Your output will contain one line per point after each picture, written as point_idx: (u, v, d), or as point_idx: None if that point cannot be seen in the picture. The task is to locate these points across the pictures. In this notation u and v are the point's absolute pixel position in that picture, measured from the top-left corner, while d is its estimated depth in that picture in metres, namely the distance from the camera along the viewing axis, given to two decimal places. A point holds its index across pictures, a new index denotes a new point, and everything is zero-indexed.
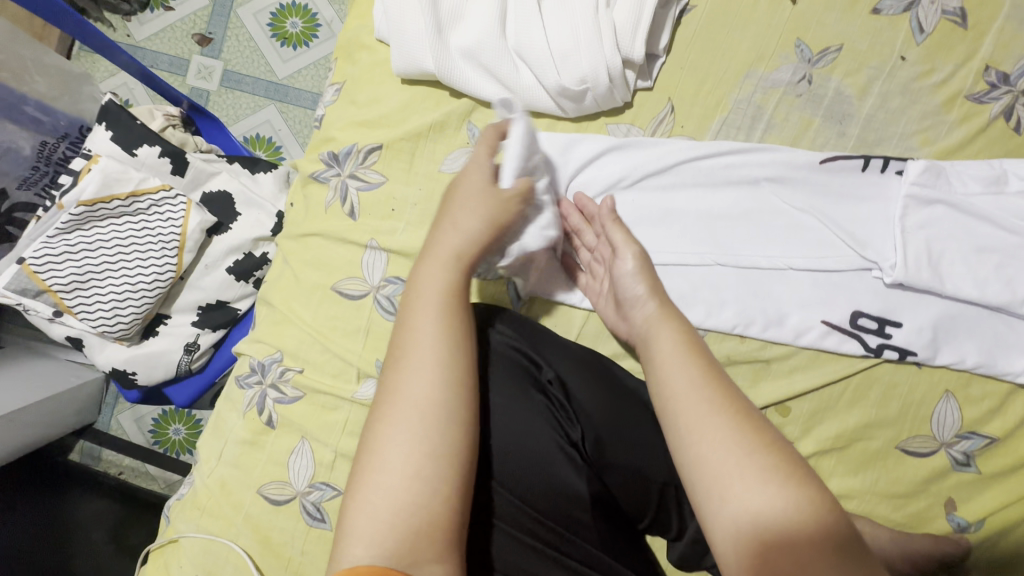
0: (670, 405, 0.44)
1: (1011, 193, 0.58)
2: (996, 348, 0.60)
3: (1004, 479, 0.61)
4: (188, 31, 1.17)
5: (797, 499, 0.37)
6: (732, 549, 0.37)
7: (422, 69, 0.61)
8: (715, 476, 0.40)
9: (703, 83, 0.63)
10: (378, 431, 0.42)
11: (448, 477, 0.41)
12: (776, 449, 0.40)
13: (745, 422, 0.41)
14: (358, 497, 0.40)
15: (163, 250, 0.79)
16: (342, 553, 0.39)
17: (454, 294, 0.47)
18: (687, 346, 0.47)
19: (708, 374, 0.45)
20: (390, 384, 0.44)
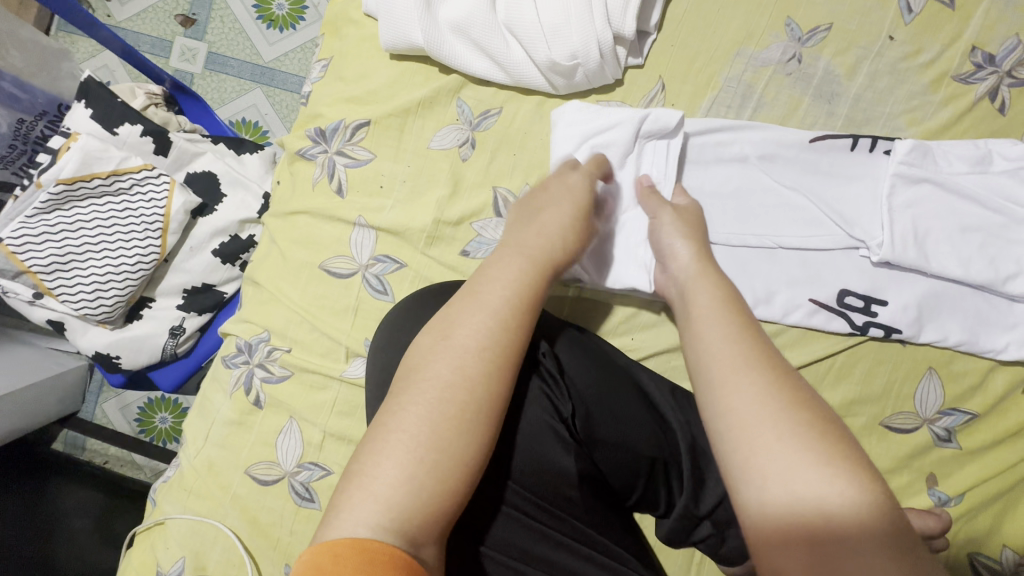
0: (705, 357, 0.44)
1: (995, 173, 0.59)
2: (978, 326, 0.60)
3: (982, 454, 0.62)
4: (171, 11, 1.14)
5: (830, 456, 0.36)
6: (758, 503, 0.37)
7: (411, 44, 0.60)
8: (745, 429, 0.39)
9: (694, 62, 0.62)
10: (408, 405, 0.41)
11: (468, 461, 0.40)
12: (811, 410, 0.39)
13: (781, 380, 0.41)
14: (373, 455, 0.40)
15: (146, 231, 0.77)
16: (340, 516, 0.38)
17: (529, 300, 0.46)
18: (725, 302, 0.47)
19: (744, 330, 0.44)
20: (433, 362, 0.42)
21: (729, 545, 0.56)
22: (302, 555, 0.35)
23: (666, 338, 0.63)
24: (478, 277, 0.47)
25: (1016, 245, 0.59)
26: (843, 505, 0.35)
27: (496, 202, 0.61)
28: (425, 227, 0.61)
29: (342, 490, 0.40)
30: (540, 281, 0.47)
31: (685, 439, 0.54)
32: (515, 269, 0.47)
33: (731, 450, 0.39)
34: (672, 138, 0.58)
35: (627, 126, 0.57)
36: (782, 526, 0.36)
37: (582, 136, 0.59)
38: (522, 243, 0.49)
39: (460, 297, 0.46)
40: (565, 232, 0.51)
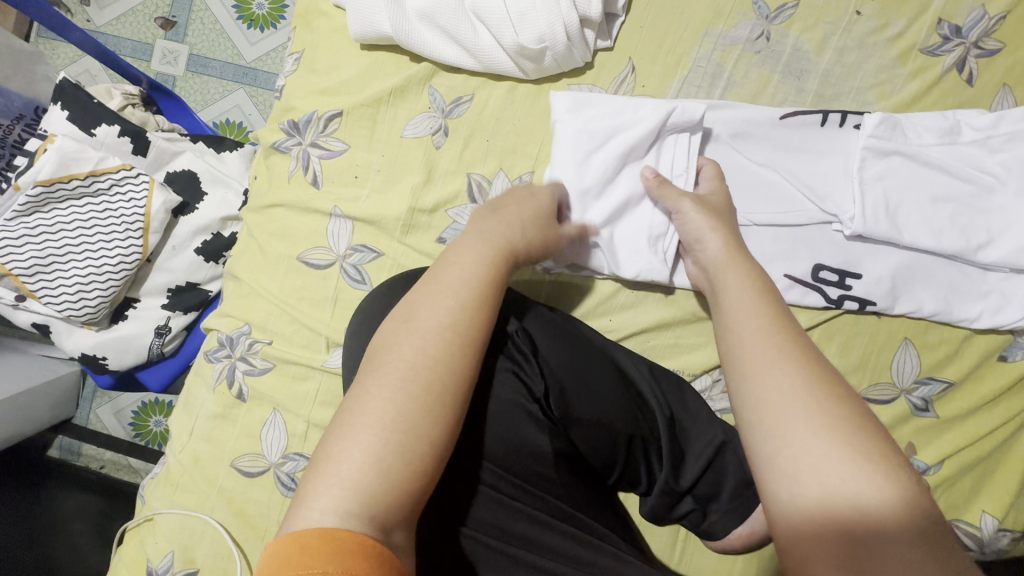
0: (740, 346, 0.43)
1: (964, 143, 0.60)
2: (951, 295, 0.61)
3: (959, 422, 0.63)
4: (150, 14, 1.14)
5: (866, 450, 0.35)
6: (785, 493, 0.36)
7: (380, 34, 0.60)
8: (777, 418, 0.38)
9: (663, 43, 0.63)
10: (377, 389, 0.41)
11: (424, 450, 0.40)
12: (846, 403, 0.38)
13: (815, 371, 0.40)
14: (333, 443, 0.39)
15: (127, 231, 0.78)
16: (308, 503, 0.37)
17: (491, 284, 0.47)
18: (759, 292, 0.46)
19: (779, 320, 0.44)
20: (401, 345, 0.43)
21: (711, 519, 0.58)
22: (267, 548, 0.34)
23: (643, 318, 0.64)
24: (443, 263, 0.49)
25: (986, 214, 0.60)
26: (878, 501, 0.34)
27: (471, 187, 0.62)
28: (400, 215, 0.61)
29: (309, 478, 0.39)
30: (500, 265, 0.49)
31: (661, 416, 0.56)
32: (475, 254, 0.48)
33: (760, 438, 0.38)
34: (696, 133, 0.58)
35: (651, 120, 0.57)
36: (810, 516, 0.35)
37: (607, 132, 0.58)
38: (484, 230, 0.51)
39: (428, 279, 0.47)
40: (527, 219, 0.52)
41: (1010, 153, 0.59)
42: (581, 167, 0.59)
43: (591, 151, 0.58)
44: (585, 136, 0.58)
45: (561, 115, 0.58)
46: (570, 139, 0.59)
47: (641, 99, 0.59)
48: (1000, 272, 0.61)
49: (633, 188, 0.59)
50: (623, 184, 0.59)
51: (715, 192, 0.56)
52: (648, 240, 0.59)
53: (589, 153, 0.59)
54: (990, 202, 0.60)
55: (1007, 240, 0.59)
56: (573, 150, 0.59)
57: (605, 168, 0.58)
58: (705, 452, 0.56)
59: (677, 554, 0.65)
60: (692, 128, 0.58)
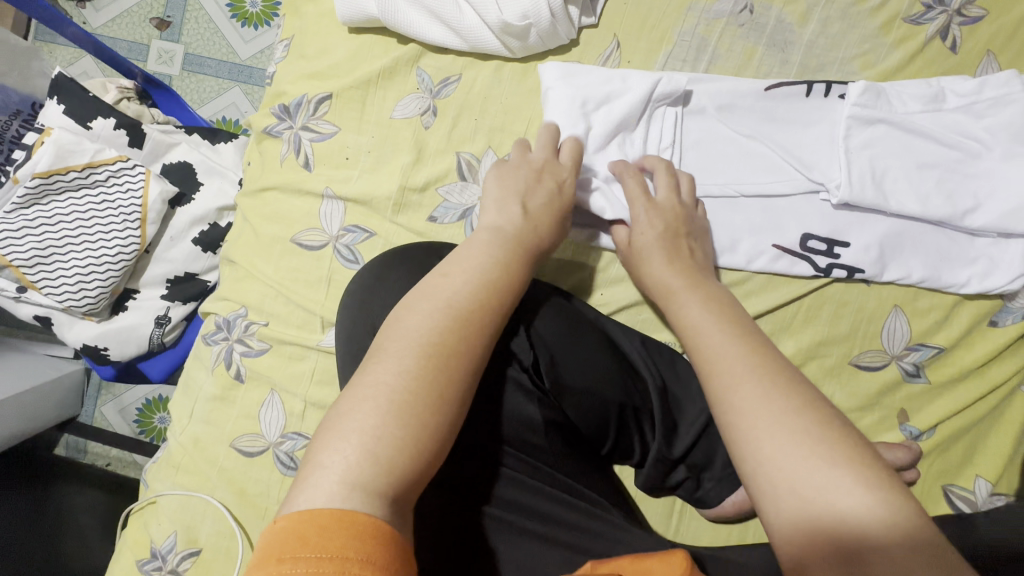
0: (708, 364, 0.46)
1: (949, 109, 0.60)
2: (940, 261, 0.61)
3: (951, 387, 0.64)
4: (145, 15, 1.15)
5: (832, 456, 0.37)
6: (775, 513, 0.37)
7: (367, 15, 0.61)
8: (753, 433, 0.40)
9: (648, 18, 0.63)
10: (409, 364, 0.40)
11: (438, 431, 0.39)
12: (808, 410, 0.40)
13: (781, 382, 0.42)
14: (344, 418, 0.38)
15: (125, 222, 0.79)
16: (331, 478, 0.35)
17: (509, 280, 0.47)
18: (718, 313, 0.50)
19: (746, 337, 0.47)
20: (434, 322, 0.42)
21: (705, 487, 0.59)
22: (284, 522, 0.32)
23: (634, 291, 0.64)
24: (467, 254, 0.48)
25: (973, 179, 0.60)
26: (858, 508, 0.35)
27: (460, 165, 0.62)
28: (391, 194, 0.62)
29: (327, 450, 0.37)
30: (522, 260, 0.50)
31: (653, 384, 0.56)
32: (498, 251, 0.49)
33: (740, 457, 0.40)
34: (678, 105, 0.61)
35: (640, 89, 0.59)
36: (802, 535, 0.35)
37: (598, 99, 0.59)
38: (500, 224, 0.52)
39: (451, 266, 0.47)
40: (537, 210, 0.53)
41: (995, 118, 0.59)
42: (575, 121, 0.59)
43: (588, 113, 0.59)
44: (578, 98, 0.59)
45: (554, 81, 0.59)
46: (565, 103, 0.59)
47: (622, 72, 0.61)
48: (988, 237, 0.61)
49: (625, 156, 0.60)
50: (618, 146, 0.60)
51: (642, 224, 0.56)
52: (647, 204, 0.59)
53: (585, 111, 0.59)
54: (976, 167, 0.60)
55: (994, 205, 0.59)
56: (568, 111, 0.59)
57: (602, 130, 0.59)
58: (698, 420, 0.57)
59: (672, 526, 0.66)
60: (673, 101, 0.61)
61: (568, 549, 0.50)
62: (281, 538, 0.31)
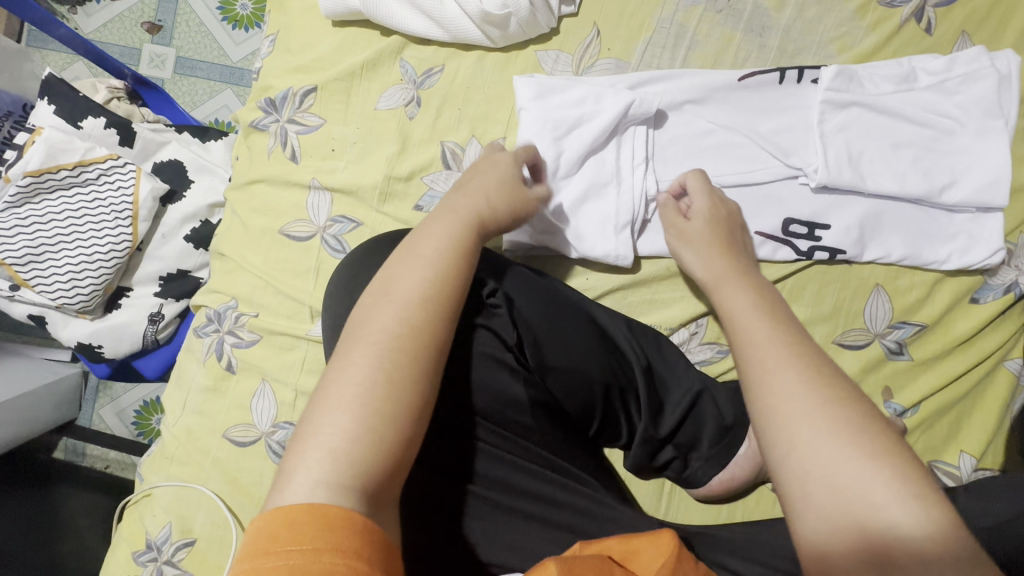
0: (747, 349, 0.46)
1: (921, 88, 0.61)
2: (920, 239, 0.62)
3: (933, 364, 0.64)
4: (137, 19, 1.16)
5: (872, 449, 0.37)
6: (806, 500, 0.37)
7: (350, 8, 0.62)
8: (791, 420, 0.40)
9: (627, 6, 0.64)
10: (359, 359, 0.42)
11: (400, 420, 0.40)
12: (849, 403, 0.40)
13: (827, 376, 0.42)
14: (315, 421, 0.40)
15: (116, 219, 0.79)
16: (296, 479, 0.37)
17: (463, 255, 0.48)
18: (760, 303, 0.49)
19: (786, 327, 0.46)
20: (379, 317, 0.44)
21: (693, 466, 0.60)
22: (257, 522, 0.35)
23: (619, 276, 0.65)
24: (417, 236, 0.49)
25: (949, 156, 0.61)
26: (886, 500, 0.35)
27: (445, 154, 0.63)
28: (377, 184, 0.63)
29: (295, 452, 0.39)
30: (472, 235, 0.50)
31: (638, 365, 0.57)
32: (446, 226, 0.49)
33: (772, 443, 0.40)
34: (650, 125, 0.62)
35: (611, 112, 0.59)
36: (831, 522, 0.36)
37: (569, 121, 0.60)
38: (455, 202, 0.52)
39: (404, 253, 0.48)
40: (490, 189, 0.53)
41: (966, 94, 0.60)
42: (542, 149, 0.60)
43: (559, 137, 0.60)
44: (549, 123, 0.60)
45: (526, 103, 0.60)
46: (536, 125, 0.60)
47: (600, 89, 0.61)
48: (967, 213, 0.62)
49: (595, 179, 0.61)
50: (587, 172, 0.61)
51: (700, 212, 0.58)
52: (612, 227, 0.61)
53: (555, 136, 0.60)
54: (951, 144, 0.61)
55: (970, 180, 0.60)
56: (538, 136, 0.60)
57: (570, 155, 0.60)
58: (684, 400, 0.58)
59: (663, 507, 0.66)
60: (644, 120, 0.62)
61: (553, 527, 0.52)
62: (259, 532, 0.34)
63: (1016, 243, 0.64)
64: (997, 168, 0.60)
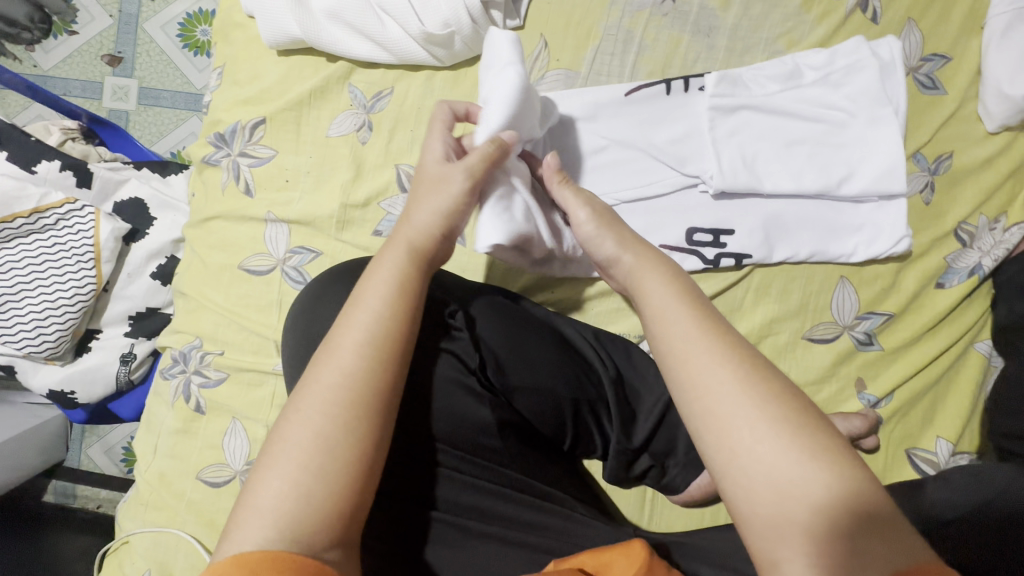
0: (675, 350, 0.41)
1: (808, 84, 0.62)
2: (826, 235, 0.62)
3: (905, 351, 0.64)
4: (96, 53, 1.14)
5: (812, 448, 0.35)
6: (751, 508, 0.35)
7: (291, 36, 0.61)
8: (730, 425, 0.37)
9: (572, 15, 0.64)
10: (303, 413, 0.40)
11: (351, 471, 0.39)
12: (785, 399, 0.37)
13: (760, 370, 0.39)
14: (260, 474, 0.39)
15: (78, 263, 0.78)
16: (239, 531, 0.36)
17: (415, 295, 0.45)
18: (685, 295, 0.44)
19: (710, 320, 0.42)
20: (325, 369, 0.42)
21: (670, 474, 0.60)
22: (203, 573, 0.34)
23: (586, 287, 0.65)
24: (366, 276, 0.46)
25: (843, 148, 0.61)
26: (829, 499, 0.34)
27: (400, 178, 0.63)
28: (333, 213, 0.62)
29: (241, 503, 0.38)
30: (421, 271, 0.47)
31: (607, 377, 0.56)
32: (390, 257, 0.46)
33: (713, 452, 0.37)
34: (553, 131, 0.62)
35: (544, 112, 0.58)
36: (779, 530, 0.34)
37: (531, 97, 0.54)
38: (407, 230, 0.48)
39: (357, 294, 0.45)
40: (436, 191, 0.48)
41: (852, 85, 0.61)
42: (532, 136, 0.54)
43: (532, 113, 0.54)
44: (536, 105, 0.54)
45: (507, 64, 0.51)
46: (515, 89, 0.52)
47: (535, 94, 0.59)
48: (871, 202, 0.63)
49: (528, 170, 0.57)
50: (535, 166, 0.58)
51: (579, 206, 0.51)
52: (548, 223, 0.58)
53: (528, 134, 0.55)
54: (845, 136, 0.62)
55: (868, 170, 0.61)
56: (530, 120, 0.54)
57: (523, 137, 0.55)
58: (655, 409, 0.57)
59: (645, 516, 0.66)
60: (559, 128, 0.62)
61: (530, 551, 0.52)
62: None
63: (976, 225, 0.64)
64: (891, 155, 0.60)
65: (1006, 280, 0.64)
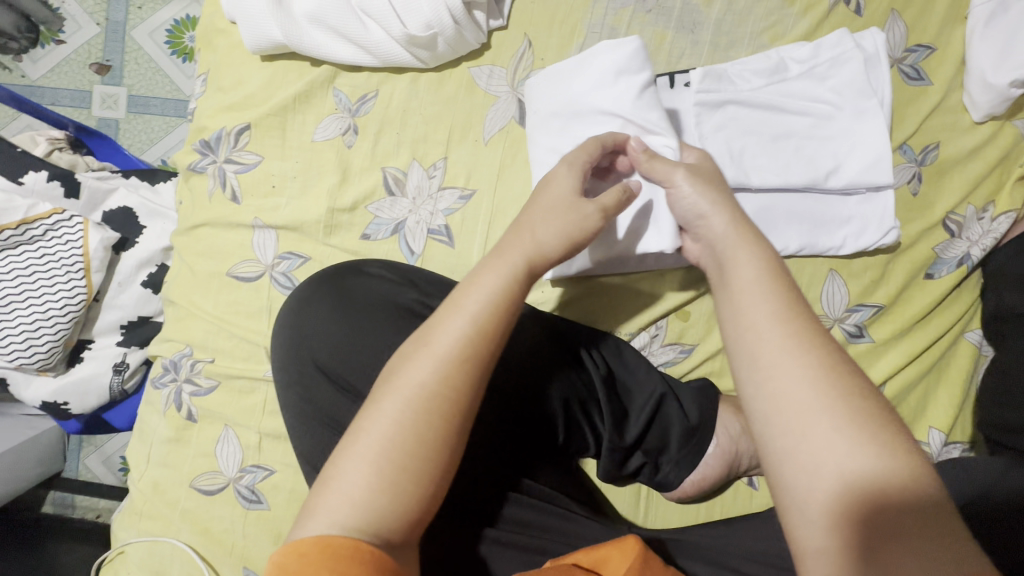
0: (748, 335, 0.40)
1: (793, 78, 0.62)
2: (814, 229, 0.62)
3: (896, 343, 0.64)
4: (84, 61, 1.14)
5: (887, 444, 0.33)
6: (811, 498, 0.34)
7: (274, 41, 0.61)
8: (804, 414, 0.35)
9: (555, 13, 0.63)
10: (387, 409, 0.41)
11: (425, 469, 0.40)
12: (864, 396, 0.35)
13: (842, 365, 0.37)
14: (339, 465, 0.40)
15: (68, 273, 0.78)
16: (315, 516, 0.38)
17: (511, 306, 0.44)
18: (774, 281, 0.42)
19: (796, 309, 0.40)
20: (413, 367, 0.42)
21: (664, 471, 0.60)
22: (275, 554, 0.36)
23: (576, 286, 0.64)
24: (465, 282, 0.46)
25: (830, 141, 0.61)
26: (902, 500, 0.32)
27: (387, 181, 0.63)
28: (320, 217, 0.62)
29: (317, 491, 0.40)
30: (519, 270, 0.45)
31: (597, 376, 0.56)
32: (494, 263, 0.45)
33: (780, 437, 0.36)
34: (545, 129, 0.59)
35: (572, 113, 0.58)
36: (840, 521, 0.33)
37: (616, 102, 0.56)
38: (515, 237, 0.48)
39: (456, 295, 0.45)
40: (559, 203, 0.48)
41: (838, 77, 0.61)
42: (658, 123, 0.53)
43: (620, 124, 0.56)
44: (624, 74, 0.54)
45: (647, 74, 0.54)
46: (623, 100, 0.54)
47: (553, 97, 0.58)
48: (859, 194, 0.62)
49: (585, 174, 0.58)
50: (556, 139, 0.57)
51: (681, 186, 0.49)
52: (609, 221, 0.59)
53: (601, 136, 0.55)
54: (831, 128, 0.61)
55: (854, 162, 0.61)
56: (611, 92, 0.55)
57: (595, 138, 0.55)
58: (647, 405, 0.57)
59: (641, 513, 0.66)
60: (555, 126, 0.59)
61: (525, 552, 0.52)
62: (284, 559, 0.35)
63: (964, 215, 0.64)
64: (877, 147, 0.60)
65: (994, 270, 0.64)
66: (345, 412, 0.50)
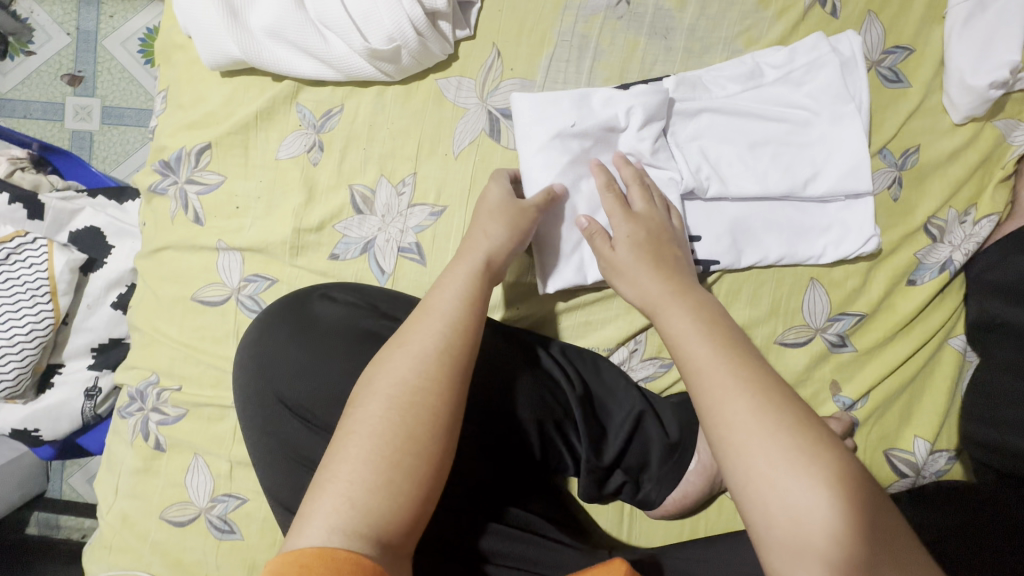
0: (694, 380, 0.41)
1: (769, 83, 0.60)
2: (793, 237, 0.61)
3: (879, 351, 0.63)
4: (55, 72, 1.11)
5: (827, 478, 0.35)
6: (772, 539, 0.35)
7: (231, 57, 0.59)
8: (751, 456, 0.37)
9: (524, 22, 0.61)
10: (374, 409, 0.40)
11: (422, 462, 0.39)
12: (803, 430, 0.38)
13: (780, 401, 0.39)
14: (329, 469, 0.39)
15: (33, 298, 0.76)
16: (311, 522, 0.36)
17: (478, 304, 0.47)
18: (707, 326, 0.45)
19: (733, 351, 0.42)
20: (395, 367, 0.42)
21: (645, 489, 0.58)
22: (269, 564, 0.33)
23: (552, 301, 0.63)
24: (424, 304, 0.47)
25: (807, 148, 0.60)
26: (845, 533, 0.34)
27: (355, 199, 0.61)
28: (286, 238, 0.60)
29: (311, 496, 0.38)
30: (479, 292, 0.48)
31: (572, 396, 0.55)
32: (457, 273, 0.48)
33: (736, 479, 0.37)
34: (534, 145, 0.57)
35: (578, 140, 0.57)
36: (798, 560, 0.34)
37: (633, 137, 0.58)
38: (463, 248, 0.51)
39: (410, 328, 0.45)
40: (495, 211, 0.52)
41: (814, 82, 0.60)
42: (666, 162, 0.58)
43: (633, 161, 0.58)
44: (647, 111, 0.56)
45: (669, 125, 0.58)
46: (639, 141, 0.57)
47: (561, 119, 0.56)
48: (838, 202, 0.61)
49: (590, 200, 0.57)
50: (568, 147, 0.56)
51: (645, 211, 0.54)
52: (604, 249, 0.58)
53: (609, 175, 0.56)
54: (809, 134, 0.60)
55: (832, 170, 0.60)
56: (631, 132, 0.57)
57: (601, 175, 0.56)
58: (626, 422, 0.56)
59: (625, 529, 0.65)
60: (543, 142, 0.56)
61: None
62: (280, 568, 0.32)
63: (946, 219, 0.63)
64: (855, 153, 0.59)
65: (978, 275, 0.63)
66: (311, 445, 0.49)
